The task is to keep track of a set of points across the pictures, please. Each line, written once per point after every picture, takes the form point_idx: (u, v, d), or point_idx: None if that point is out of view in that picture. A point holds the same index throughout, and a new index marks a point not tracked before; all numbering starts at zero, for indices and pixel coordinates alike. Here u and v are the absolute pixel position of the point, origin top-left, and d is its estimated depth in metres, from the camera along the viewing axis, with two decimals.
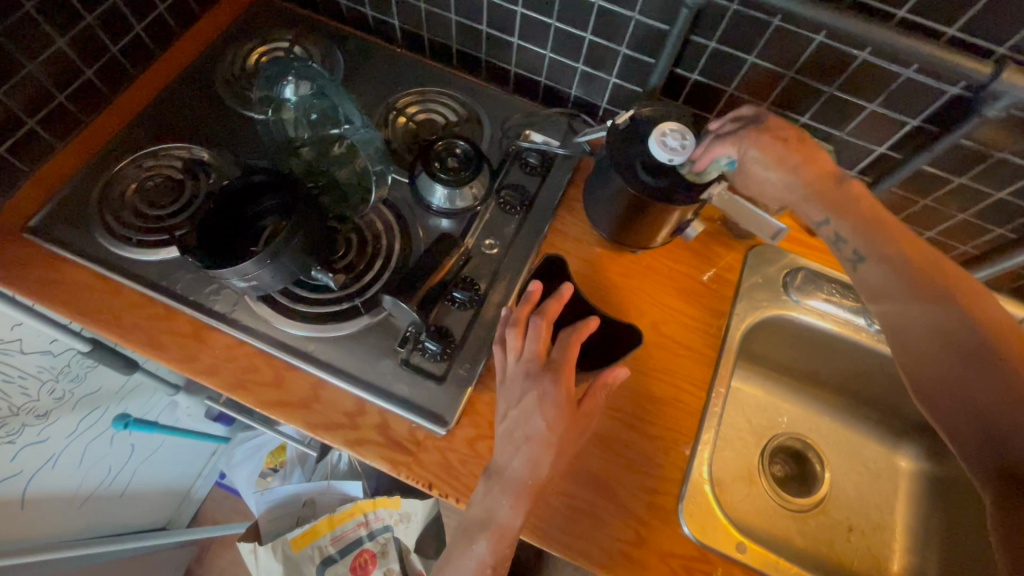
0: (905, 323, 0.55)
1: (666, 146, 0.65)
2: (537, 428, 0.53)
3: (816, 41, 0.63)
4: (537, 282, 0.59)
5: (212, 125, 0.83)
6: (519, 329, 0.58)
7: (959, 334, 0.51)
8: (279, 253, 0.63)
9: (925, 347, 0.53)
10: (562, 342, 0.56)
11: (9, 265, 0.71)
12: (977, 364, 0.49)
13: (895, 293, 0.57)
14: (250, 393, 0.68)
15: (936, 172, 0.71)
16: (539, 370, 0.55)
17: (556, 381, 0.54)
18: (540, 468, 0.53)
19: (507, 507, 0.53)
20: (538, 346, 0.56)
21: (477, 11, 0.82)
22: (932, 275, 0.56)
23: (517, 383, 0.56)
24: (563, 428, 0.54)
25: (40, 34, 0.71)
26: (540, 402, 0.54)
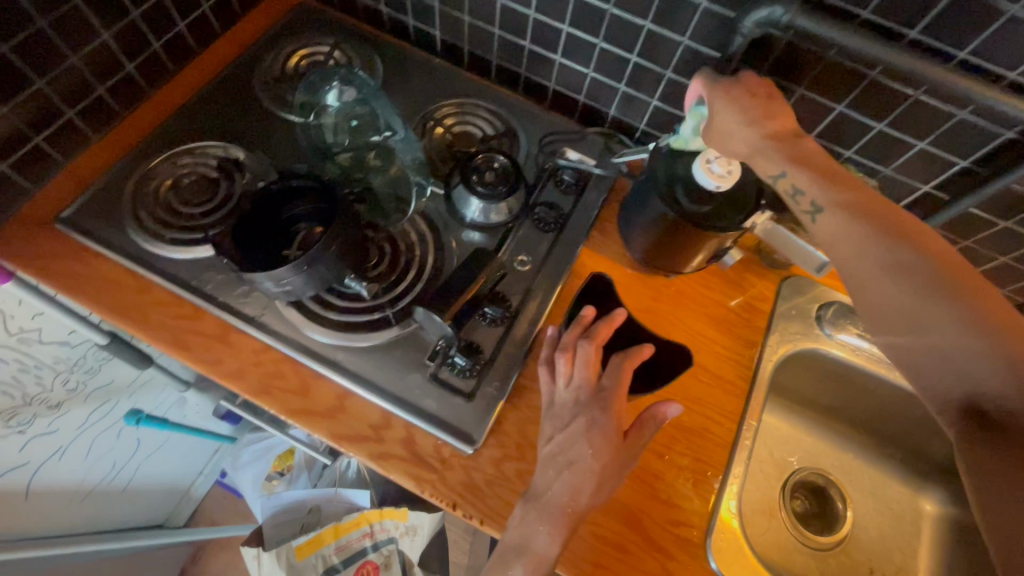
0: (868, 271, 0.48)
1: (712, 173, 0.63)
2: (582, 454, 0.53)
3: (869, 76, 0.63)
4: (589, 307, 0.60)
5: (249, 126, 0.82)
6: (568, 354, 0.58)
7: (929, 282, 0.45)
8: (316, 261, 0.63)
9: (896, 295, 0.46)
10: (613, 368, 0.57)
11: (41, 256, 0.71)
12: (944, 303, 0.44)
13: (854, 243, 0.49)
14: (275, 400, 0.66)
15: (981, 214, 0.70)
16: (589, 398, 0.56)
17: (604, 410, 0.54)
18: (580, 496, 0.52)
19: (544, 534, 0.51)
20: (589, 374, 0.57)
21: (522, 26, 0.81)
22: (886, 216, 0.49)
23: (564, 406, 0.57)
24: (609, 456, 0.53)
25: (86, 27, 0.71)
26: (586, 432, 0.54)
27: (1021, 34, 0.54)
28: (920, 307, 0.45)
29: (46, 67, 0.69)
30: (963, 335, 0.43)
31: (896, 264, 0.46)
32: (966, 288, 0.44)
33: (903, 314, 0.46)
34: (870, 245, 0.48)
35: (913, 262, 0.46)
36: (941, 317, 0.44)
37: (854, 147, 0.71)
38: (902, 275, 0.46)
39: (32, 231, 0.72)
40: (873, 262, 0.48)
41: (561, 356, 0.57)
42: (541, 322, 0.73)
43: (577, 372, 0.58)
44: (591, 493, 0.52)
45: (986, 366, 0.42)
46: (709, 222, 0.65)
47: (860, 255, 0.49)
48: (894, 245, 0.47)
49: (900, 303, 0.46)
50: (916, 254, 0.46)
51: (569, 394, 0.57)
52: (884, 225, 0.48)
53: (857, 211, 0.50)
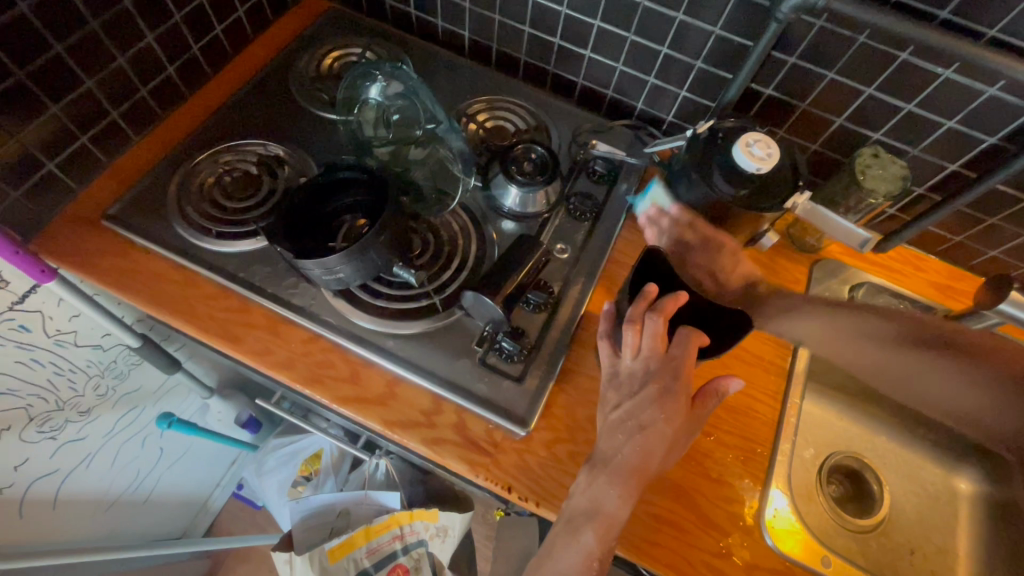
0: (860, 358, 0.68)
1: (753, 156, 0.65)
2: (654, 419, 0.52)
3: (900, 58, 0.65)
4: (652, 284, 0.55)
5: (287, 123, 0.84)
6: (634, 326, 0.55)
7: (958, 380, 0.63)
8: (367, 248, 0.64)
9: (874, 359, 0.67)
10: (681, 341, 0.54)
11: (88, 253, 0.72)
12: (889, 347, 0.66)
13: (833, 341, 0.69)
14: (326, 388, 0.67)
15: (1007, 190, 0.72)
16: (658, 367, 0.54)
17: (676, 378, 0.53)
18: (652, 459, 0.52)
19: (615, 497, 0.51)
20: (656, 343, 0.54)
21: (553, 23, 0.84)
22: (874, 322, 0.67)
23: (626, 373, 0.56)
24: (679, 423, 0.53)
25: (134, 29, 0.73)
26: (658, 398, 0.53)
27: None
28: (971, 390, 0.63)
29: (96, 68, 0.71)
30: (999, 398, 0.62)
31: (928, 365, 0.65)
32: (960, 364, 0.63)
33: (935, 393, 0.65)
34: (857, 341, 0.68)
35: (952, 363, 0.63)
36: (932, 374, 0.64)
37: (881, 129, 0.73)
38: (943, 372, 0.64)
39: (80, 229, 0.73)
40: (855, 345, 0.68)
41: (630, 331, 0.54)
42: (583, 307, 0.74)
43: (644, 343, 0.55)
44: (661, 454, 0.52)
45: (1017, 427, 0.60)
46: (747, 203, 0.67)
47: (836, 345, 0.69)
48: (916, 346, 0.65)
49: (882, 368, 0.67)
50: (895, 333, 0.66)
51: (637, 365, 0.55)
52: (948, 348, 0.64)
53: (889, 323, 0.67)
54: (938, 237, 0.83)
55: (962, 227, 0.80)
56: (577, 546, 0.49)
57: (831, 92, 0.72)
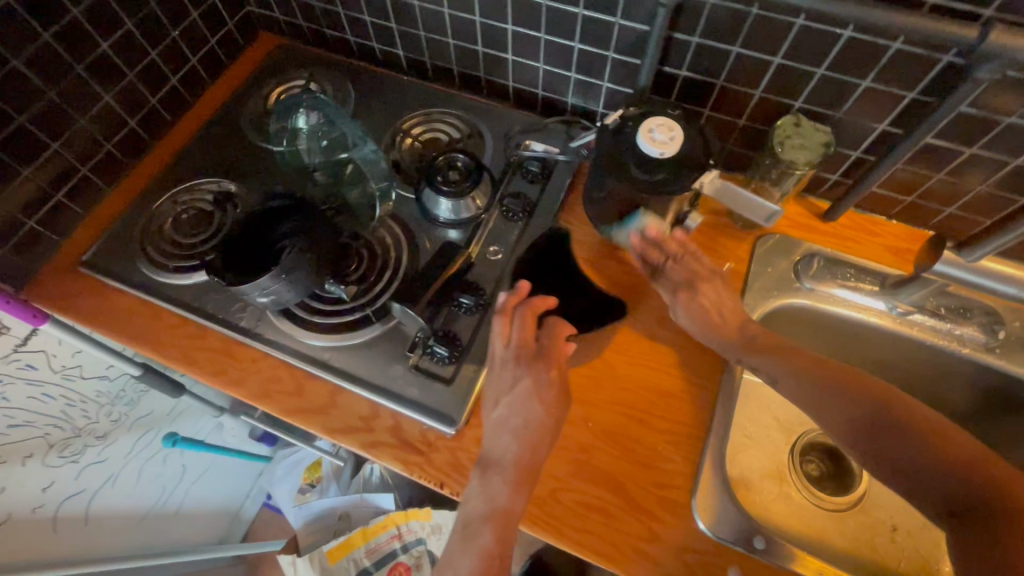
0: (825, 411, 0.60)
1: (654, 141, 0.66)
2: (534, 412, 0.56)
3: (797, 24, 0.63)
4: (525, 281, 0.62)
5: (237, 158, 0.90)
6: (505, 318, 0.62)
7: (937, 468, 0.53)
8: (293, 269, 0.69)
9: (839, 414, 0.59)
10: (548, 330, 0.61)
11: (70, 297, 0.81)
12: (874, 406, 0.58)
13: (804, 392, 0.62)
14: (273, 402, 0.72)
15: (940, 144, 0.69)
16: (529, 356, 0.59)
17: (547, 365, 0.58)
18: (537, 452, 0.56)
19: (507, 492, 0.54)
20: (525, 332, 0.60)
21: (472, 33, 0.86)
22: (833, 371, 0.62)
23: (508, 369, 0.59)
24: (559, 407, 0.55)
25: (90, 92, 0.82)
26: (533, 391, 0.57)
27: None
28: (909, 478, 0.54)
29: (59, 132, 0.80)
30: (954, 499, 0.52)
31: (910, 441, 0.55)
32: (921, 454, 0.54)
33: (920, 479, 0.53)
34: (826, 390, 0.61)
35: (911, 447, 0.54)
36: (891, 436, 0.56)
37: (801, 96, 0.71)
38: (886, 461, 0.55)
39: (64, 276, 0.83)
40: (821, 395, 0.61)
41: (500, 319, 0.60)
42: None
43: (514, 334, 0.61)
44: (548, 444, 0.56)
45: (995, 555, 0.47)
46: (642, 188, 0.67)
47: (810, 394, 0.62)
48: (880, 405, 0.57)
49: (873, 435, 0.56)
50: (860, 392, 0.59)
51: (509, 352, 0.60)
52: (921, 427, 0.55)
53: (840, 370, 0.62)
54: (889, 199, 0.80)
55: (908, 187, 0.77)
56: (473, 546, 0.52)
57: (742, 66, 0.71)
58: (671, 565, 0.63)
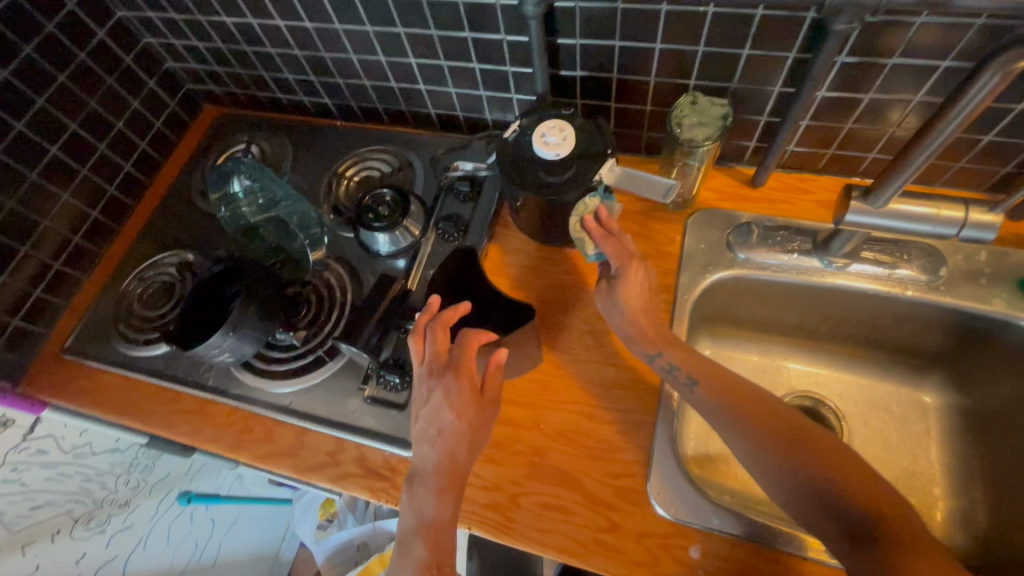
0: (736, 424, 0.60)
1: (547, 146, 0.70)
2: (447, 420, 0.56)
3: (663, 10, 0.65)
4: (434, 295, 0.62)
5: (191, 229, 0.96)
6: (418, 336, 0.61)
7: (835, 499, 0.53)
8: (239, 325, 0.74)
9: (748, 430, 0.59)
10: (459, 341, 0.59)
11: (61, 383, 0.88)
12: (777, 424, 0.59)
13: (714, 406, 0.62)
14: (247, 451, 0.77)
15: (839, 95, 0.70)
16: (439, 369, 0.58)
17: (456, 374, 0.57)
18: (457, 456, 0.57)
19: (433, 501, 0.56)
20: (438, 346, 0.60)
21: (383, 71, 0.90)
22: (741, 391, 0.62)
23: (423, 384, 0.59)
24: (472, 415, 0.57)
25: (48, 194, 0.90)
26: (444, 401, 0.57)
27: None
28: (813, 504, 0.54)
29: (26, 235, 0.88)
30: (841, 515, 0.52)
31: (808, 459, 0.55)
32: (814, 466, 0.55)
33: (819, 500, 0.53)
34: (737, 408, 0.61)
35: (813, 468, 0.55)
36: (791, 453, 0.56)
37: (693, 74, 0.72)
38: (789, 479, 0.56)
39: (54, 363, 0.90)
40: (732, 411, 0.61)
41: (410, 339, 0.59)
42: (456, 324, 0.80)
43: (429, 350, 0.60)
44: (466, 449, 0.57)
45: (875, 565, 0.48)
46: (545, 192, 0.69)
47: (718, 409, 0.62)
48: (783, 425, 0.58)
49: (777, 451, 0.57)
50: (766, 411, 0.60)
51: (421, 370, 0.59)
52: (824, 457, 0.55)
53: (747, 388, 0.63)
54: (812, 155, 0.80)
55: (825, 140, 0.77)
56: (409, 558, 0.55)
57: (629, 58, 0.73)
58: (633, 552, 0.64)
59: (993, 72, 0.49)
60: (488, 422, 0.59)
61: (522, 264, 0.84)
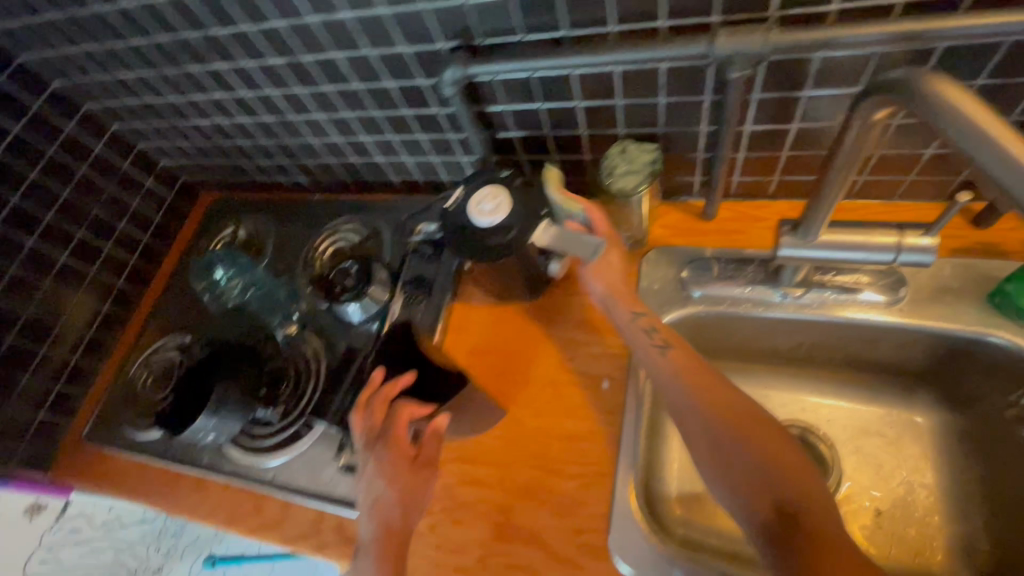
0: (682, 393, 0.60)
1: (483, 213, 0.72)
2: (380, 488, 0.60)
3: (573, 74, 0.67)
4: (376, 371, 0.67)
5: (188, 313, 1.04)
6: (360, 412, 0.66)
7: (769, 478, 0.52)
8: (220, 408, 0.79)
9: (693, 400, 0.59)
10: (392, 413, 0.64)
11: (79, 468, 0.96)
12: (724, 402, 0.58)
13: (667, 374, 0.63)
14: (240, 524, 0.82)
15: (767, 126, 0.69)
16: (374, 442, 0.63)
17: (387, 445, 0.62)
18: (394, 522, 0.59)
19: (374, 569, 0.56)
20: (375, 420, 0.64)
21: (343, 150, 0.96)
22: (693, 367, 0.62)
23: (362, 457, 0.64)
24: (403, 482, 0.60)
25: (62, 296, 1.00)
26: (377, 470, 0.61)
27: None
28: (744, 477, 0.53)
29: (44, 336, 0.98)
30: (773, 494, 0.51)
31: (746, 438, 0.54)
32: (754, 446, 0.54)
33: (752, 477, 0.52)
34: (686, 380, 0.61)
35: (751, 449, 0.54)
36: (730, 430, 0.55)
37: (621, 124, 0.74)
38: (726, 450, 0.55)
39: (74, 450, 0.98)
40: (680, 383, 0.61)
41: (351, 414, 0.65)
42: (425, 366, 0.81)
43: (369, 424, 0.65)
44: (402, 515, 0.59)
45: (796, 547, 0.47)
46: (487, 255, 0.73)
47: (670, 378, 0.62)
48: (729, 403, 0.58)
49: (715, 423, 0.56)
50: (714, 387, 0.60)
51: (360, 443, 0.64)
52: (764, 443, 0.54)
53: (701, 364, 0.62)
54: (759, 184, 0.79)
55: (768, 169, 0.76)
56: None
57: (556, 117, 0.75)
58: None
59: (859, 122, 0.48)
60: (424, 487, 0.61)
61: (483, 320, 0.86)
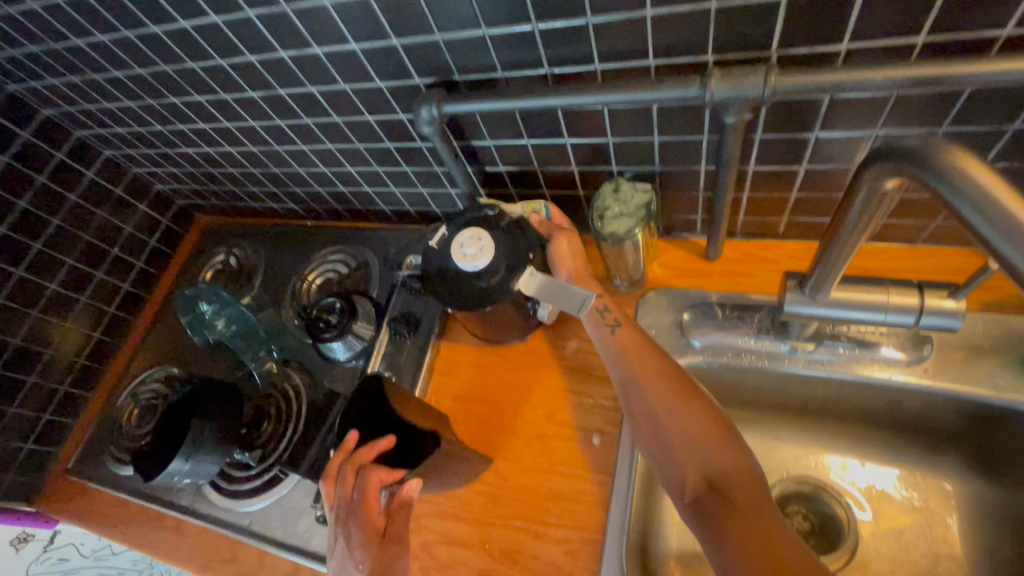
0: (624, 370, 0.62)
1: (465, 257, 0.67)
2: (349, 570, 0.55)
3: (559, 112, 0.62)
4: (352, 432, 0.62)
5: (176, 343, 1.02)
6: (331, 479, 0.61)
7: (699, 451, 0.53)
8: (194, 453, 0.76)
9: (634, 376, 0.60)
10: (362, 482, 0.58)
11: (63, 501, 0.94)
12: (664, 378, 0.58)
13: (613, 354, 0.64)
14: (215, 571, 0.79)
15: (774, 166, 0.63)
16: (344, 516, 0.57)
17: (356, 520, 0.56)
18: None
19: None
20: (346, 490, 0.59)
21: (331, 180, 0.93)
22: (636, 344, 0.63)
23: (333, 530, 0.58)
24: (372, 562, 0.54)
25: (52, 325, 0.99)
26: (346, 550, 0.56)
27: (617, 33, 0.51)
28: (675, 450, 0.54)
29: (33, 365, 0.97)
30: (703, 465, 0.52)
31: (680, 412, 0.56)
32: (687, 419, 0.55)
33: (684, 450, 0.54)
34: (628, 357, 0.62)
35: (684, 422, 0.55)
36: (666, 405, 0.56)
37: (613, 160, 0.68)
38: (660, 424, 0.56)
39: (60, 482, 0.97)
40: (623, 361, 0.62)
41: (319, 484, 0.60)
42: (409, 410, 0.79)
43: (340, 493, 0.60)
44: None
45: (718, 515, 0.48)
46: (469, 303, 0.68)
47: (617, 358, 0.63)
48: (668, 378, 0.58)
49: (653, 400, 0.58)
50: (655, 363, 0.60)
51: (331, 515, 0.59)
52: (698, 417, 0.55)
53: (646, 342, 0.63)
54: (767, 224, 0.73)
55: (776, 209, 0.70)
56: None
57: (544, 153, 0.70)
58: None
59: (864, 189, 0.41)
60: (397, 566, 0.55)
61: (471, 362, 0.82)
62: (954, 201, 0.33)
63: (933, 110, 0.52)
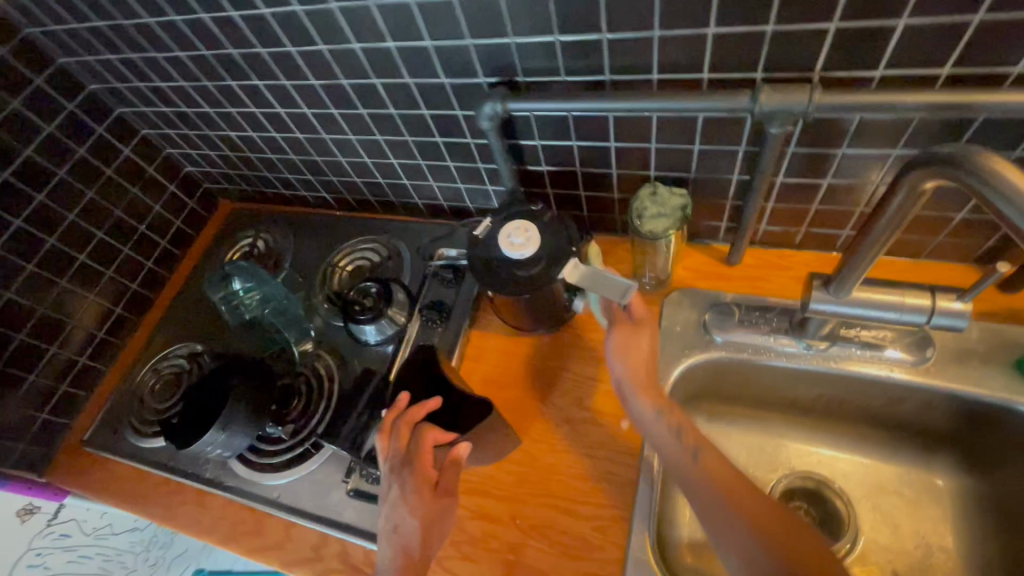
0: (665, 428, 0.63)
1: (512, 246, 0.72)
2: (402, 514, 0.58)
3: (610, 117, 0.68)
4: (404, 393, 0.66)
5: (200, 321, 1.04)
6: (384, 433, 0.64)
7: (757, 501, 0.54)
8: (230, 424, 0.78)
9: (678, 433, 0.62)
10: (420, 436, 0.62)
11: (76, 472, 0.94)
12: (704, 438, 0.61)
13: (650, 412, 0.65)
14: (239, 542, 0.80)
15: (800, 179, 0.69)
16: (399, 466, 0.61)
17: (411, 471, 0.60)
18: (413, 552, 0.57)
19: None
20: (402, 443, 0.63)
21: (370, 171, 0.97)
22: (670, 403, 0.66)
23: (385, 479, 0.62)
24: (424, 510, 0.58)
25: (76, 296, 1.00)
26: (400, 498, 0.59)
27: (678, 47, 0.57)
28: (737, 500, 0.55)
29: (55, 335, 0.97)
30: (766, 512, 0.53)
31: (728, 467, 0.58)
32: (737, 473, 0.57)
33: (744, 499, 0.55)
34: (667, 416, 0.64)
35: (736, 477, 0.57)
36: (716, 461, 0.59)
37: (652, 166, 0.74)
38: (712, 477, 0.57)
39: (73, 453, 0.97)
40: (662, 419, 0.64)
41: (376, 436, 0.63)
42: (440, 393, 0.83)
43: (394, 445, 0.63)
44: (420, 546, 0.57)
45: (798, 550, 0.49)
46: (512, 289, 0.72)
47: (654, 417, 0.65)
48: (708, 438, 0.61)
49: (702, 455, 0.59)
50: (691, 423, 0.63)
51: (383, 466, 0.62)
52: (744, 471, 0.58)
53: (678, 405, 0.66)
54: (785, 233, 0.80)
55: (795, 220, 0.77)
56: None
57: (588, 155, 0.76)
58: None
59: (904, 190, 0.48)
60: (446, 516, 0.59)
61: (501, 349, 0.86)
62: (993, 199, 0.39)
63: (947, 135, 0.59)
